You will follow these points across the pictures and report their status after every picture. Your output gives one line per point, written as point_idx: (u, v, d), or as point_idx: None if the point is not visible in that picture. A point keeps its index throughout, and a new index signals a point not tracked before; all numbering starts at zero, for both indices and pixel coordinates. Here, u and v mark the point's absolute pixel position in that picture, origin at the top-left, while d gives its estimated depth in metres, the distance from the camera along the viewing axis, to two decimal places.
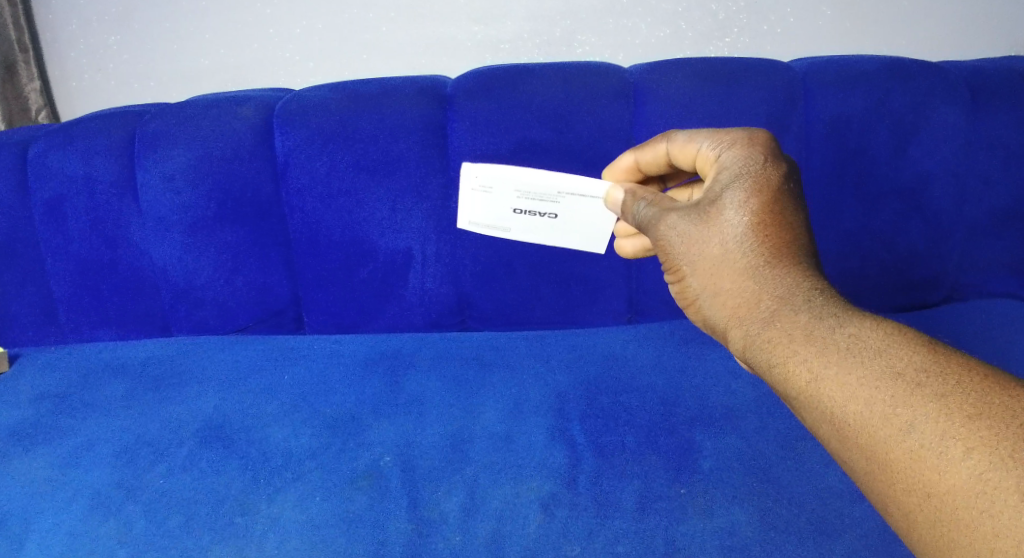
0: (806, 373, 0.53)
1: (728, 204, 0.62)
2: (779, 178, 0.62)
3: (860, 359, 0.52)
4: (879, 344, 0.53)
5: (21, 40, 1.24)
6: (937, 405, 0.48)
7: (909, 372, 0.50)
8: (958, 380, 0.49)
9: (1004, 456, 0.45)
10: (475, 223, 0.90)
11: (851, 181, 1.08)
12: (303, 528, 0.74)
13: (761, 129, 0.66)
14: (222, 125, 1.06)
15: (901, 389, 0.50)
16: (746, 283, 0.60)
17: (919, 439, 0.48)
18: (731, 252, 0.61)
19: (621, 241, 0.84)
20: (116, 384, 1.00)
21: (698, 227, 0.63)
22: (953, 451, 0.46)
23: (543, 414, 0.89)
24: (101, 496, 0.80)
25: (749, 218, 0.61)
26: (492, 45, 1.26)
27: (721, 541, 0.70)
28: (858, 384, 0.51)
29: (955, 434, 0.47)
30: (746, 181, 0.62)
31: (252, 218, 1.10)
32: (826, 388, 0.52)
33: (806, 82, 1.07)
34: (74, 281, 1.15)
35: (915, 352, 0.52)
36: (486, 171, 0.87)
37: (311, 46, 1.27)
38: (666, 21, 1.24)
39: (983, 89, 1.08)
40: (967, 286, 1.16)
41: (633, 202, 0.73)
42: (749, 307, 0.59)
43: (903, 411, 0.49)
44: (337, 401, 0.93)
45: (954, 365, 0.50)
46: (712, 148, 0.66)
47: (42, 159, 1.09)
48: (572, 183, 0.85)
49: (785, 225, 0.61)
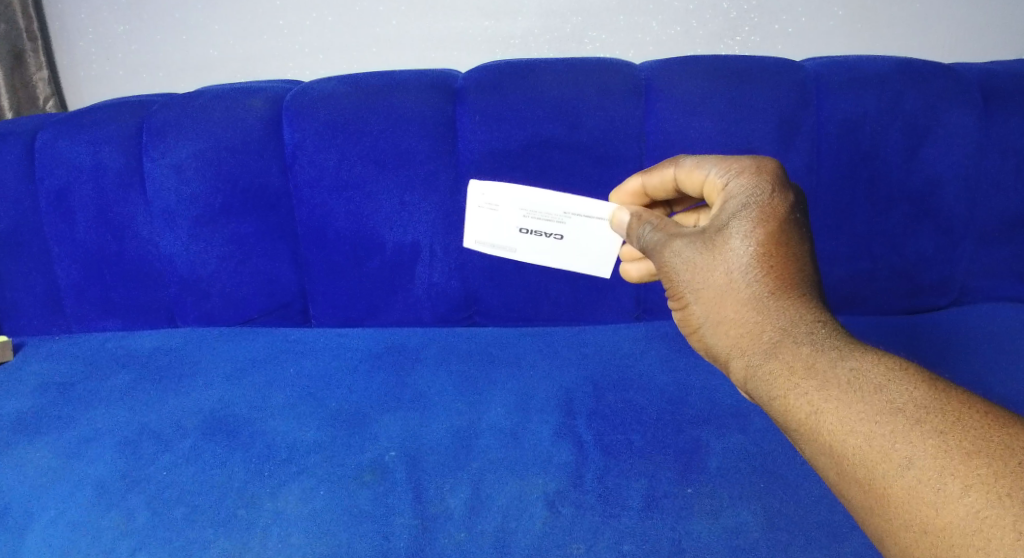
0: (807, 406, 0.53)
1: (734, 234, 0.61)
2: (786, 209, 0.61)
3: (860, 393, 0.52)
4: (879, 379, 0.53)
5: (29, 28, 1.25)
6: (935, 440, 0.48)
7: (909, 407, 0.50)
8: (958, 417, 0.49)
9: (1004, 494, 0.44)
10: (481, 243, 0.90)
11: (861, 183, 1.07)
12: (307, 522, 0.73)
13: (769, 157, 0.64)
14: (230, 116, 1.06)
15: (900, 424, 0.50)
16: (749, 313, 0.60)
17: (917, 475, 0.47)
18: (735, 282, 0.61)
19: (628, 265, 0.82)
20: (122, 374, 0.99)
21: (703, 256, 0.63)
22: (951, 488, 0.46)
23: (550, 410, 0.89)
24: (105, 486, 0.79)
25: (755, 249, 0.60)
26: (503, 40, 1.26)
27: (728, 542, 0.70)
28: (858, 418, 0.51)
29: (953, 471, 0.46)
30: (752, 211, 0.61)
31: (259, 209, 1.09)
32: (826, 421, 0.52)
33: (818, 82, 1.06)
34: (79, 270, 1.14)
35: (916, 388, 0.52)
36: (494, 189, 0.87)
37: (321, 37, 1.27)
38: (677, 19, 1.23)
39: (996, 93, 1.07)
40: (978, 290, 1.15)
41: (638, 225, 0.72)
42: (751, 337, 0.59)
43: (902, 446, 0.49)
44: (343, 394, 0.93)
45: (955, 402, 0.50)
46: (720, 176, 0.65)
47: (50, 148, 1.08)
48: (578, 204, 0.86)
49: (789, 257, 0.61)
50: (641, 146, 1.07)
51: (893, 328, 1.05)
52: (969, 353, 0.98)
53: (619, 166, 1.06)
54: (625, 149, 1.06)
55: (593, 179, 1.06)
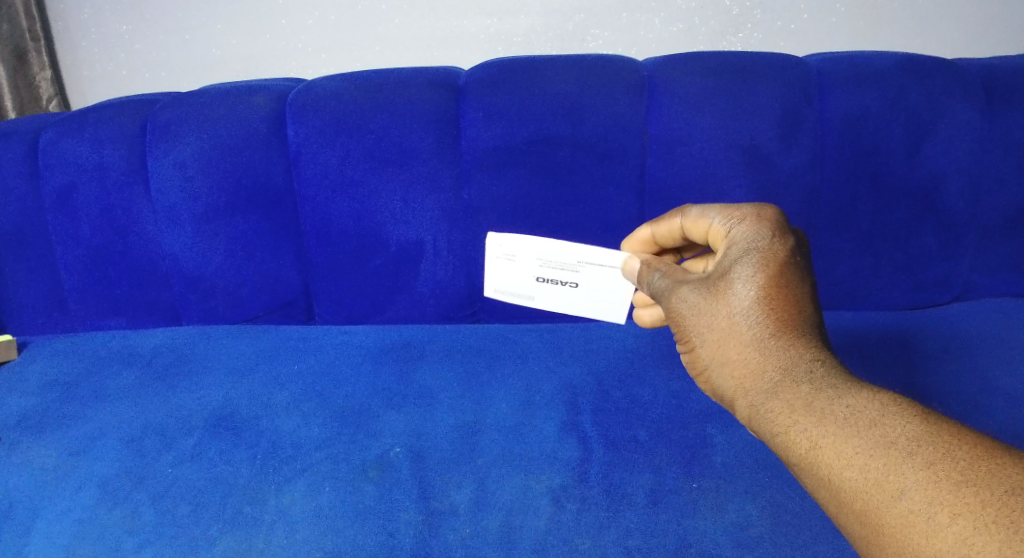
0: (807, 442, 0.54)
1: (737, 278, 0.62)
2: (786, 254, 0.62)
3: (856, 428, 0.53)
4: (875, 414, 0.53)
5: (31, 28, 1.25)
6: (926, 471, 0.49)
7: (902, 441, 0.51)
8: (948, 449, 0.50)
9: (990, 521, 0.46)
10: (500, 291, 0.91)
11: (864, 179, 1.08)
12: (313, 518, 0.74)
13: (770, 204, 0.66)
14: (233, 114, 1.06)
15: (894, 457, 0.51)
16: (751, 354, 0.60)
17: (908, 504, 0.49)
18: (739, 325, 0.61)
19: (640, 310, 0.82)
20: (127, 372, 0.99)
21: (706, 301, 0.63)
22: (940, 516, 0.47)
23: (555, 406, 0.89)
24: (110, 484, 0.79)
25: (756, 292, 0.60)
26: (505, 39, 1.26)
27: (733, 536, 0.70)
28: (853, 452, 0.52)
29: (942, 500, 0.48)
30: (753, 256, 0.62)
31: (264, 207, 1.09)
32: (826, 457, 0.53)
33: (821, 78, 1.06)
34: (83, 269, 1.14)
35: (909, 422, 0.53)
36: (511, 241, 0.88)
37: (323, 36, 1.27)
38: (680, 17, 1.24)
39: (999, 89, 1.07)
40: (980, 287, 1.15)
41: (648, 272, 0.74)
42: (752, 376, 0.59)
43: (895, 477, 0.50)
44: (349, 391, 0.93)
45: (945, 435, 0.51)
46: (724, 224, 0.66)
47: (54, 147, 1.09)
48: (591, 254, 0.86)
49: (788, 295, 0.60)
50: (644, 142, 1.07)
51: (895, 324, 1.06)
52: (972, 348, 0.98)
53: (622, 163, 1.06)
54: (629, 145, 1.06)
55: (597, 175, 1.07)
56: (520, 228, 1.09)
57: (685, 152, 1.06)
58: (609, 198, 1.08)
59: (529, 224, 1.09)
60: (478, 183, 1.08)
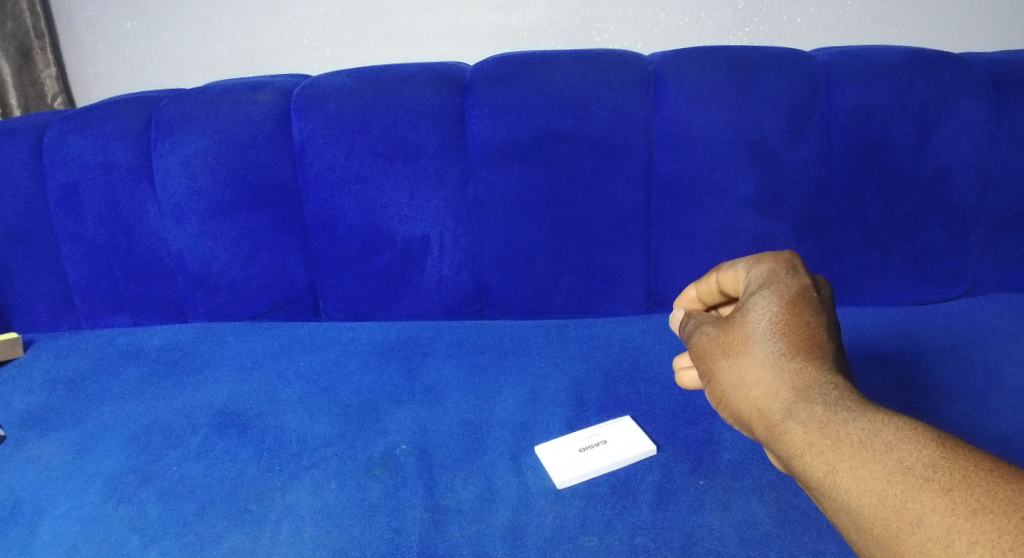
0: (823, 466, 0.47)
1: (751, 306, 0.57)
2: (801, 287, 0.58)
3: (870, 452, 0.45)
4: (889, 437, 0.46)
5: (36, 25, 1.25)
6: (943, 497, 0.41)
7: (919, 466, 0.44)
8: (964, 472, 0.42)
9: (1004, 549, 0.38)
10: None
11: (871, 173, 1.07)
12: (318, 516, 0.73)
13: (789, 251, 0.63)
14: (239, 111, 1.06)
15: (909, 482, 0.43)
16: (762, 376, 0.53)
17: (927, 532, 0.41)
18: (751, 348, 0.55)
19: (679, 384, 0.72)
20: (133, 369, 1.00)
21: (722, 332, 0.58)
22: (959, 544, 0.39)
23: (563, 402, 0.89)
24: (116, 482, 0.79)
25: (771, 315, 0.55)
26: (511, 33, 1.25)
27: (740, 533, 0.69)
28: (870, 477, 0.44)
29: (960, 527, 0.40)
30: (773, 287, 0.58)
31: (270, 203, 1.09)
32: (841, 481, 0.45)
33: (828, 72, 1.05)
34: (89, 266, 1.14)
35: (926, 445, 0.45)
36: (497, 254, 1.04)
37: (330, 31, 1.26)
38: (686, 11, 1.23)
39: (1009, 81, 1.06)
40: (990, 282, 1.14)
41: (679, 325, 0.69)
42: (765, 397, 0.52)
43: (911, 502, 0.42)
44: (356, 389, 0.93)
45: (964, 460, 0.43)
46: (744, 268, 0.64)
47: (59, 144, 1.08)
48: None
49: (804, 319, 0.55)
50: (651, 137, 1.06)
51: (903, 321, 1.04)
52: (981, 345, 0.97)
53: (629, 158, 1.06)
54: (636, 140, 1.05)
55: (603, 170, 1.06)
56: (526, 224, 1.08)
57: (692, 147, 1.05)
58: (615, 193, 1.07)
59: (536, 219, 1.08)
60: (484, 178, 1.07)
